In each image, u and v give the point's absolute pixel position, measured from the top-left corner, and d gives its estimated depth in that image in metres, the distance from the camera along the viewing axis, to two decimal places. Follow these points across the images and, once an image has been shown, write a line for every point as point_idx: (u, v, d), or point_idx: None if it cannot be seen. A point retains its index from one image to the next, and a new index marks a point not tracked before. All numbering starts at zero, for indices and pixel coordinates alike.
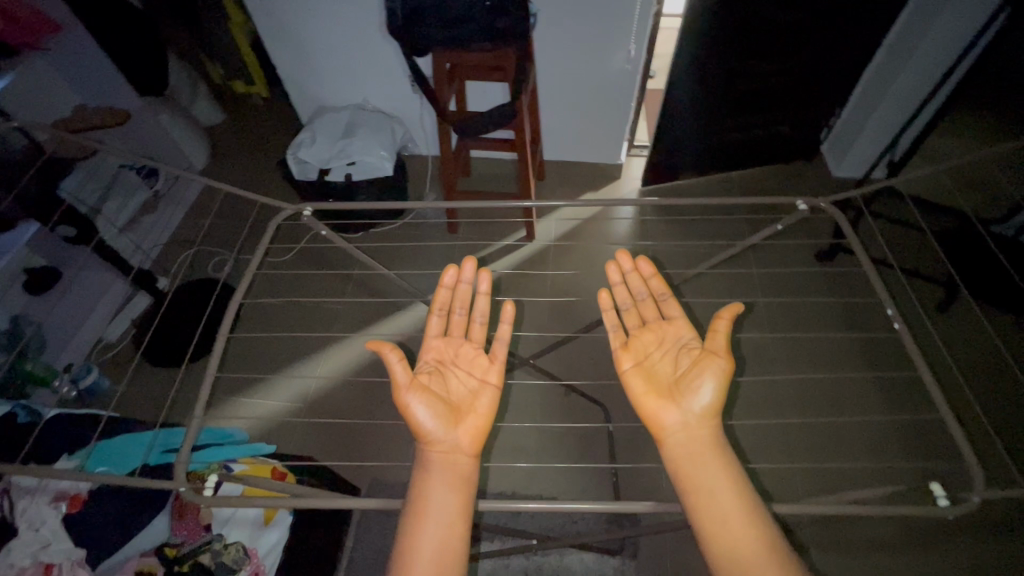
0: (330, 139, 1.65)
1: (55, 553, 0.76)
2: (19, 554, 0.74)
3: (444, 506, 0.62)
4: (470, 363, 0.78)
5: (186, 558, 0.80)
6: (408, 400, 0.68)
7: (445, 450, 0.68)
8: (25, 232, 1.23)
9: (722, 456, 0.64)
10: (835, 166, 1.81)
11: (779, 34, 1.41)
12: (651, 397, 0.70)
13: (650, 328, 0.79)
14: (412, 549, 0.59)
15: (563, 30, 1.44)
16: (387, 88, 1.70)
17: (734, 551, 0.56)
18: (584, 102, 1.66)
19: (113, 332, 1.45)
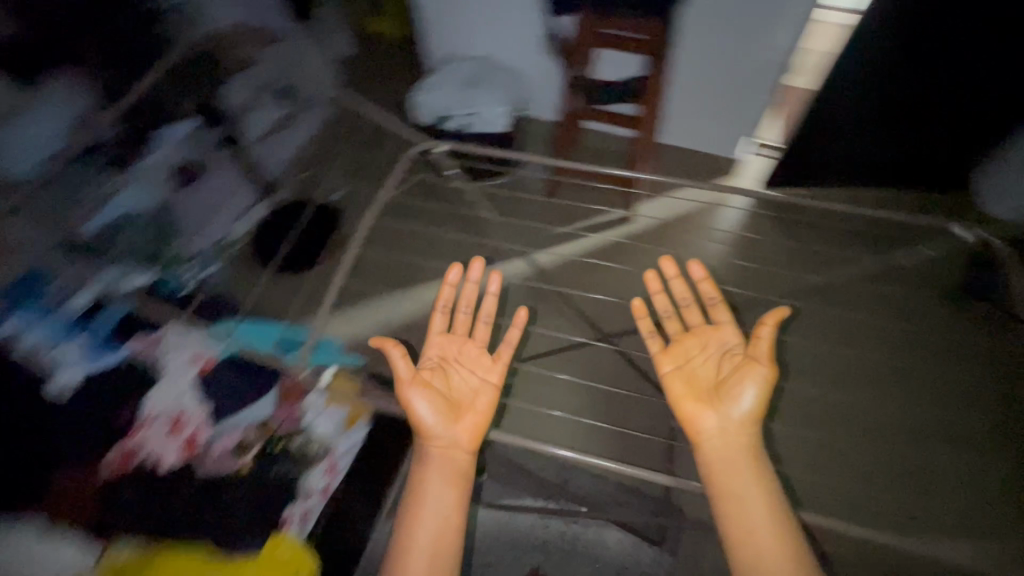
0: (452, 88, 1.67)
1: (188, 402, 0.91)
2: (163, 396, 0.90)
3: (442, 481, 0.90)
4: (471, 364, 1.03)
5: (281, 440, 0.93)
6: (412, 399, 0.94)
7: (442, 445, 0.93)
8: (182, 130, 1.36)
9: (754, 462, 0.85)
10: (984, 204, 1.58)
11: (967, 46, 1.24)
12: (691, 402, 0.91)
13: (694, 334, 0.99)
14: (413, 527, 0.86)
15: (716, 5, 1.36)
16: (517, 42, 1.69)
17: (759, 556, 0.76)
18: (718, 88, 1.57)
19: (236, 230, 1.58)
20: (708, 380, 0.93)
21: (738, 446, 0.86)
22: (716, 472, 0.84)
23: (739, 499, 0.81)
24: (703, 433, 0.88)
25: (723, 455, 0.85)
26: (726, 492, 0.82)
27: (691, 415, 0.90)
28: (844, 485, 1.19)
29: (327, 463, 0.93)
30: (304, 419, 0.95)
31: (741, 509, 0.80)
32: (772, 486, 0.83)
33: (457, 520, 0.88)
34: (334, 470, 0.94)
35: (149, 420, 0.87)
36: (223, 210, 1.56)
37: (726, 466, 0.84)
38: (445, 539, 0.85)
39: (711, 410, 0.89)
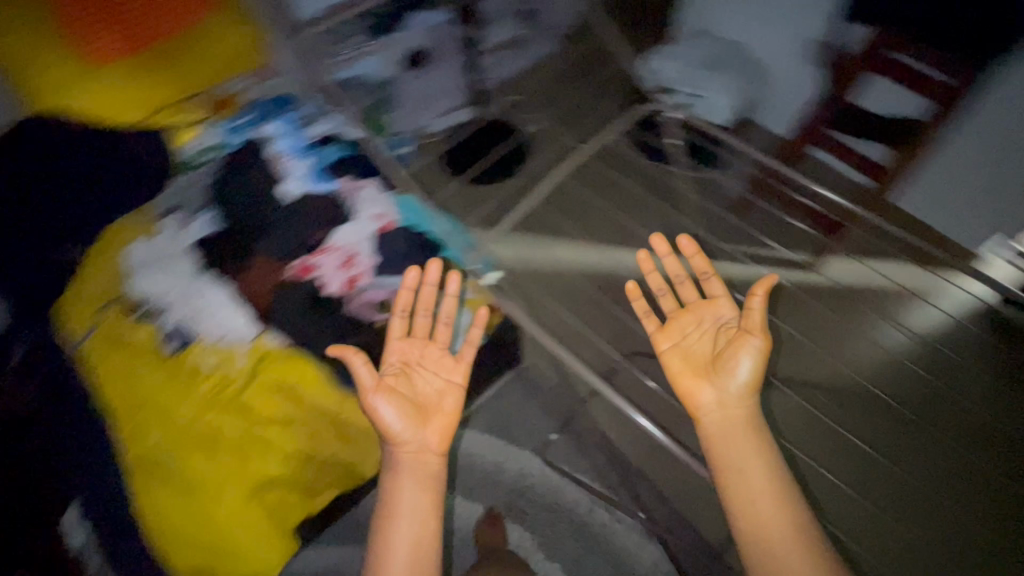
0: (689, 63, 1.55)
1: (360, 248, 0.96)
2: (345, 232, 0.96)
3: (412, 500, 0.78)
4: (434, 363, 0.89)
5: None
6: (376, 404, 0.81)
7: (413, 449, 0.82)
8: (431, 20, 1.57)
9: (757, 434, 0.81)
10: None
11: None
12: (687, 376, 0.85)
13: (690, 310, 0.91)
14: (388, 540, 0.76)
15: None
16: (782, 39, 1.52)
17: (767, 538, 0.74)
18: (999, 171, 1.30)
19: (433, 126, 1.75)
20: (705, 368, 0.85)
21: (737, 428, 0.81)
22: (730, 458, 0.80)
23: (743, 479, 0.78)
24: (705, 413, 0.83)
25: (729, 438, 0.81)
26: (735, 472, 0.79)
27: (691, 395, 0.84)
28: (847, 518, 1.19)
29: None
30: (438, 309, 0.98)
31: (746, 488, 0.77)
32: (779, 465, 0.80)
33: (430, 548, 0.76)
34: None
35: (328, 247, 0.94)
36: (431, 103, 1.73)
37: (729, 442, 0.80)
38: (422, 551, 0.75)
39: (705, 378, 0.84)
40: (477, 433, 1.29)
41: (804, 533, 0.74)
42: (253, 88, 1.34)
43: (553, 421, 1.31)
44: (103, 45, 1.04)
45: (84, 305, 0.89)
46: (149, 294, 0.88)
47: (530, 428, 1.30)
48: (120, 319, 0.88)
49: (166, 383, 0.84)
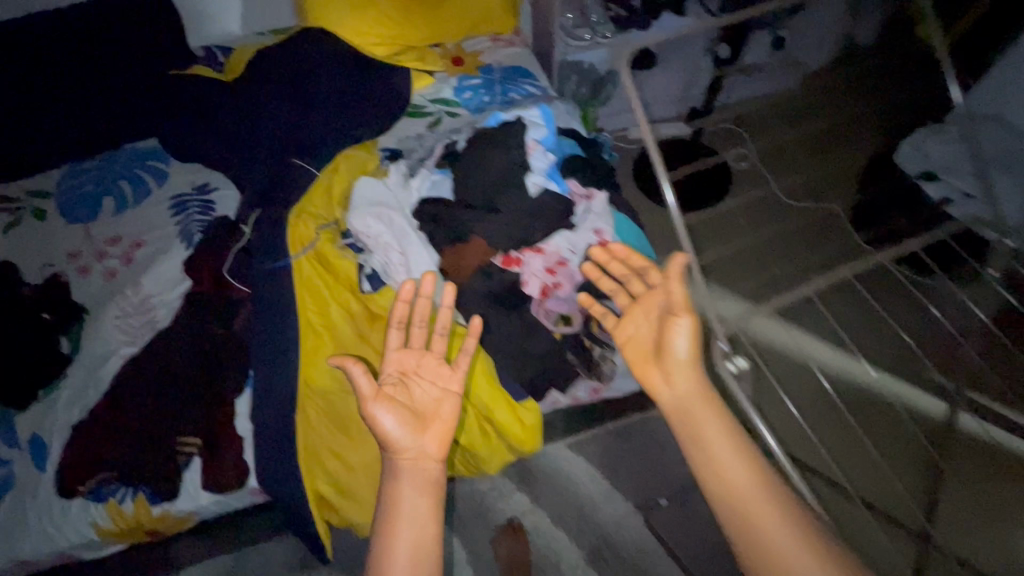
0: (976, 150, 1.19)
1: (570, 259, 0.85)
2: (563, 239, 0.85)
3: (414, 499, 0.68)
4: (433, 374, 0.77)
5: (593, 343, 0.88)
6: (374, 412, 0.70)
7: (411, 457, 0.70)
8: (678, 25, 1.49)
9: (737, 434, 0.65)
10: None
11: None
12: (642, 371, 0.71)
13: (630, 305, 0.74)
14: (386, 562, 0.64)
15: None
16: None
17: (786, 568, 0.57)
18: None
19: (636, 134, 1.70)
20: (661, 355, 0.70)
21: (689, 407, 0.67)
22: (697, 446, 0.65)
23: (715, 473, 0.63)
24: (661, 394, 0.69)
25: (685, 420, 0.67)
26: (709, 468, 0.64)
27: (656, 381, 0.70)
28: None
29: (598, 386, 0.91)
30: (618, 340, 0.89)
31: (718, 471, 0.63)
32: (745, 435, 0.66)
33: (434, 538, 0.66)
34: (596, 393, 0.92)
35: (541, 249, 0.85)
36: (644, 108, 1.67)
37: (693, 419, 0.66)
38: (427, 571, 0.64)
39: (665, 358, 0.70)
40: (585, 462, 1.24)
41: (793, 529, 0.59)
42: (495, 51, 1.38)
43: (665, 485, 1.22)
44: None
45: (306, 219, 0.94)
46: (362, 230, 0.90)
47: (639, 481, 1.22)
48: (333, 243, 0.93)
49: (354, 318, 0.89)
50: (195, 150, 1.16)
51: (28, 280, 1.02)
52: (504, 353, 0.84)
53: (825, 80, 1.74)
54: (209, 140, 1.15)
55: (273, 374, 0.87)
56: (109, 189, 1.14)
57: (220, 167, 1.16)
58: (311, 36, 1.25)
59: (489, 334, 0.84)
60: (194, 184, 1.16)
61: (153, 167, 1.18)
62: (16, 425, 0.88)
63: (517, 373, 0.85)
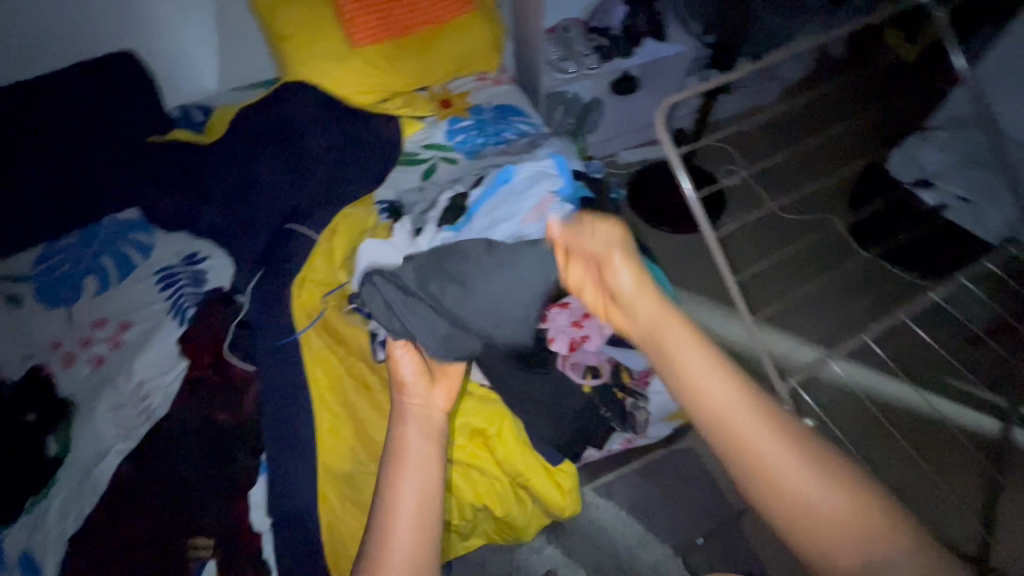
0: None
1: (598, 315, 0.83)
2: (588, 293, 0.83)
3: (420, 455, 0.64)
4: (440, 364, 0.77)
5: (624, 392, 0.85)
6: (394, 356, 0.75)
7: (418, 405, 0.71)
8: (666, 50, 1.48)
9: (787, 433, 0.52)
10: None
11: None
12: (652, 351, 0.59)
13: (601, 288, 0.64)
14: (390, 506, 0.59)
15: None
16: None
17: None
18: None
19: (624, 157, 1.69)
20: (700, 353, 0.56)
21: (740, 410, 0.52)
22: (742, 450, 0.51)
23: (779, 486, 0.49)
24: (695, 397, 0.54)
25: (729, 426, 0.52)
26: (764, 480, 0.50)
27: (677, 376, 0.56)
28: None
29: (631, 437, 0.88)
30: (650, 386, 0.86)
31: (782, 481, 0.49)
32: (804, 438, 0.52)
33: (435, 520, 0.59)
34: (629, 444, 0.89)
35: (567, 305, 0.83)
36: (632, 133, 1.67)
37: (750, 427, 0.51)
38: (429, 516, 0.60)
39: (707, 353, 0.56)
40: (615, 506, 1.19)
41: None
42: (482, 91, 1.36)
43: (698, 523, 1.17)
44: (352, 34, 1.21)
45: (310, 290, 0.91)
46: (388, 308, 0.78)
47: (673, 524, 1.17)
48: (339, 310, 0.88)
49: (368, 388, 0.84)
50: (183, 218, 1.10)
51: (5, 375, 0.93)
52: (534, 416, 0.80)
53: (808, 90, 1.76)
54: (197, 206, 1.10)
55: (288, 464, 0.80)
56: (89, 268, 1.06)
57: (209, 234, 1.10)
58: (294, 89, 1.21)
59: (520, 399, 0.80)
60: (181, 254, 1.09)
61: (135, 239, 1.11)
62: (4, 546, 0.79)
63: (553, 438, 0.80)
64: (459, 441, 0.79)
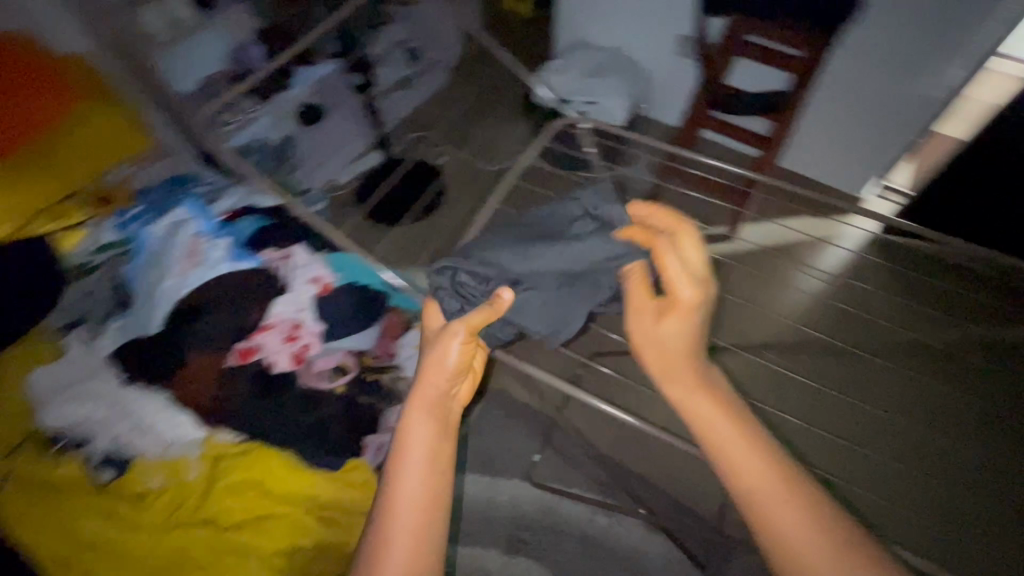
0: (580, 73, 1.69)
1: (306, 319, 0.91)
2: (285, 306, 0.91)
3: (425, 457, 0.58)
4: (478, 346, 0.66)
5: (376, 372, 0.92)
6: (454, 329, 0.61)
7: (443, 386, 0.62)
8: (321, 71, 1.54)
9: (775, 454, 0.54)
10: None
11: None
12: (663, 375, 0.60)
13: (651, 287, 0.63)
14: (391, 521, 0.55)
15: (870, 44, 1.33)
16: (652, 38, 1.69)
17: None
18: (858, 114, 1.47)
19: (343, 177, 1.76)
20: (716, 418, 0.56)
21: (759, 477, 0.53)
22: (757, 519, 0.52)
23: (797, 571, 0.49)
24: (713, 457, 0.55)
25: (741, 486, 0.53)
26: (782, 566, 0.50)
27: (703, 438, 0.56)
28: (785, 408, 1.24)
29: (408, 407, 0.93)
30: (396, 356, 0.93)
31: (800, 557, 0.49)
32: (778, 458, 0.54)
33: (435, 529, 0.57)
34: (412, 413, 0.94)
35: (273, 325, 0.90)
36: (339, 155, 1.72)
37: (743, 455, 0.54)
38: (428, 524, 0.56)
39: (723, 417, 0.56)
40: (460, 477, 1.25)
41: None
42: (145, 174, 1.25)
43: (533, 443, 1.29)
44: None
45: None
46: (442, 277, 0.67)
47: (515, 454, 1.27)
48: (42, 461, 0.78)
49: (117, 514, 0.76)
50: None
51: None
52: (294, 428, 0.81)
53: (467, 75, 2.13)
54: None
55: None
56: None
57: None
58: None
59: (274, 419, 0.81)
60: None
61: None
62: None
63: (331, 444, 0.84)
64: (285, 476, 0.81)
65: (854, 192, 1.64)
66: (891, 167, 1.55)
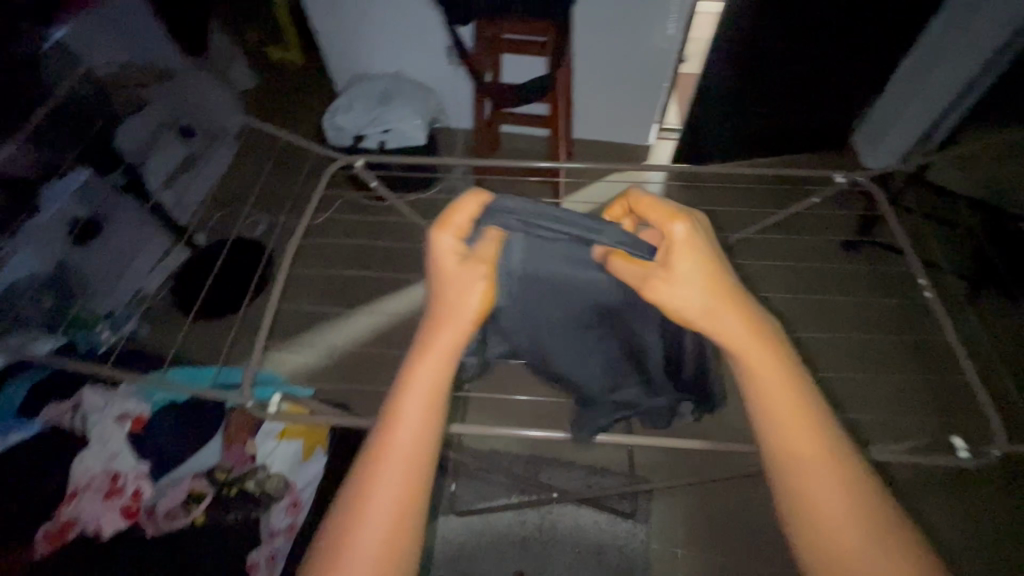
0: (366, 106, 1.69)
1: (121, 464, 0.88)
2: (92, 462, 0.87)
3: (417, 425, 0.48)
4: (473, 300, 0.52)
5: (236, 483, 0.92)
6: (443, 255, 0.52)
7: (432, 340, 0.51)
8: (76, 180, 1.31)
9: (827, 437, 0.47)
10: (864, 157, 1.82)
11: (809, 36, 1.46)
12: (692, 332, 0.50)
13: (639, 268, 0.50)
14: (363, 494, 0.46)
15: (601, 18, 1.50)
16: (421, 56, 1.75)
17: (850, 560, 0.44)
18: (617, 74, 1.66)
19: (150, 286, 1.55)
20: (764, 364, 0.48)
21: (806, 439, 0.46)
22: (782, 459, 0.46)
23: (816, 518, 0.45)
24: (754, 394, 0.48)
25: (780, 427, 0.47)
26: (800, 512, 0.45)
27: (748, 378, 0.48)
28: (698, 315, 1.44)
29: (291, 501, 0.92)
30: (257, 456, 0.95)
31: (829, 514, 0.44)
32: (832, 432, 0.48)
33: (420, 483, 0.47)
34: (297, 505, 0.93)
35: (82, 487, 0.86)
36: (135, 264, 1.52)
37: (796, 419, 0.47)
38: (411, 499, 0.46)
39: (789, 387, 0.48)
40: None
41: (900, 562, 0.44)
42: None
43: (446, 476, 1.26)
44: None
45: None
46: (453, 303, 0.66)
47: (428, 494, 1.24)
48: None
49: None
50: None
51: None
52: None
53: (258, 138, 2.03)
54: None
55: None
56: None
57: None
58: None
59: None
60: None
61: None
62: None
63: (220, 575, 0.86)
64: None
65: (641, 143, 1.87)
66: (660, 111, 1.78)
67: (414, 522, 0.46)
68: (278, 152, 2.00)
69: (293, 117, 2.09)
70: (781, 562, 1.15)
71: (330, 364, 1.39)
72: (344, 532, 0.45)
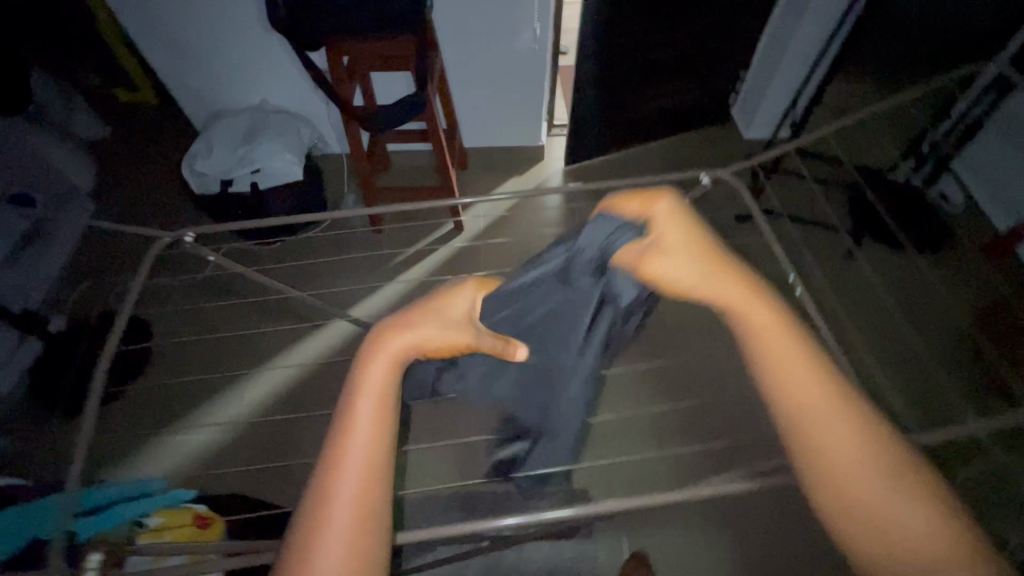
0: (229, 147, 1.53)
1: None
2: None
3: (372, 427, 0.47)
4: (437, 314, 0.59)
5: None
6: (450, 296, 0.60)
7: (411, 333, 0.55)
8: None
9: (833, 385, 0.47)
10: (745, 130, 1.89)
11: (670, 22, 1.47)
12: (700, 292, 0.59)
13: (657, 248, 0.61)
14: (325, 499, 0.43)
15: (464, 25, 1.44)
16: (284, 83, 1.62)
17: (873, 519, 0.40)
18: (494, 78, 1.60)
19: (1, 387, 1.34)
20: (777, 345, 0.51)
21: (799, 376, 0.48)
22: (797, 434, 0.45)
23: (826, 468, 0.43)
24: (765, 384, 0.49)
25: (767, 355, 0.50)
26: (806, 461, 0.44)
27: (755, 342, 0.51)
28: None
29: None
30: None
31: (837, 463, 0.43)
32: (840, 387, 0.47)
33: (380, 480, 0.45)
34: None
35: None
36: None
37: (786, 359, 0.49)
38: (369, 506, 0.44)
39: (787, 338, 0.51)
40: None
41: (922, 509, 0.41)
42: None
43: None
44: None
45: None
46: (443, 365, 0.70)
47: None
48: None
49: None
50: None
51: None
52: None
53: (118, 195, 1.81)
54: None
55: None
56: None
57: None
58: None
59: None
60: None
61: None
62: None
63: None
64: None
65: (535, 144, 1.84)
66: (547, 110, 1.76)
67: (376, 546, 0.43)
68: (144, 207, 1.79)
69: (157, 166, 1.89)
70: (726, 544, 1.16)
71: (233, 440, 1.26)
72: (311, 529, 0.42)
